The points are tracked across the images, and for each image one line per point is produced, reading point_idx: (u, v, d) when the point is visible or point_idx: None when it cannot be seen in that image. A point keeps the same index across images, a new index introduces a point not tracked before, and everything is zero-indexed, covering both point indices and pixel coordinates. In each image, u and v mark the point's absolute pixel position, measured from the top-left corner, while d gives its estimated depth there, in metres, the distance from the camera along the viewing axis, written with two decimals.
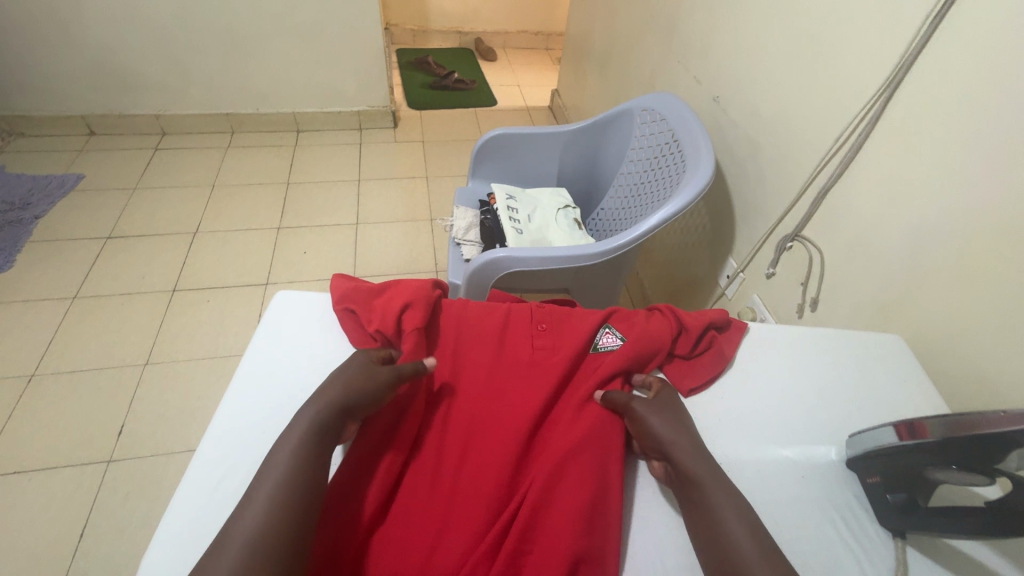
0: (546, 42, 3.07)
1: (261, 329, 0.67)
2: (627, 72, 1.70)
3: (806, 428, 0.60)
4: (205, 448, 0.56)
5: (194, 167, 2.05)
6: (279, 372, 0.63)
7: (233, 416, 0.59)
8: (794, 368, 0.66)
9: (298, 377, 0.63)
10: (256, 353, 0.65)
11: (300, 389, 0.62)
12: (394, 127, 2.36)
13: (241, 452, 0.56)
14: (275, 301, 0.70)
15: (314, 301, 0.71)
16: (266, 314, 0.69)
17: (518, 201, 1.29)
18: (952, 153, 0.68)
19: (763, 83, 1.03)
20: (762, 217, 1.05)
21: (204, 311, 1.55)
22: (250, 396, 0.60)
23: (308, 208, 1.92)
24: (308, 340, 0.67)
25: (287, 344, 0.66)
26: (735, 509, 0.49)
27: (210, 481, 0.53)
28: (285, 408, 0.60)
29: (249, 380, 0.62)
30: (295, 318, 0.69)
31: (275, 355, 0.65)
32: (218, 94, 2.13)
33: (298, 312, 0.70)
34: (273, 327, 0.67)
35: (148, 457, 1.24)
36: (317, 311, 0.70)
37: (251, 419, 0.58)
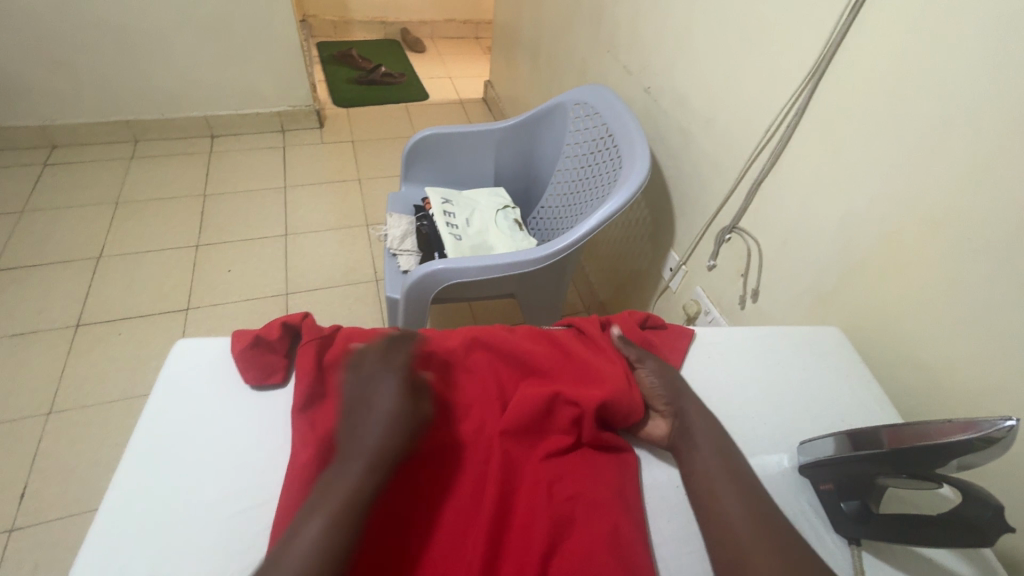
0: (476, 31, 2.98)
1: (156, 391, 0.57)
2: (558, 62, 1.66)
3: (757, 436, 0.59)
4: (83, 557, 0.45)
5: (93, 183, 1.84)
6: (181, 438, 0.53)
7: (122, 509, 0.48)
8: (741, 371, 0.65)
9: (202, 450, 0.53)
10: (153, 418, 0.55)
11: (203, 466, 0.52)
12: (320, 127, 2.22)
13: (134, 544, 0.47)
14: (174, 352, 0.60)
15: (223, 349, 0.61)
16: (163, 368, 0.59)
17: (455, 205, 1.23)
18: (878, 143, 0.69)
19: (692, 73, 1.02)
20: (700, 209, 1.05)
21: (116, 346, 1.39)
22: (150, 472, 0.51)
23: (230, 220, 1.77)
24: (215, 394, 0.57)
25: (188, 409, 0.56)
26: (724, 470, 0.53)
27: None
28: (190, 481, 0.51)
29: (144, 453, 0.52)
30: (197, 374, 0.58)
31: (175, 423, 0.55)
32: (114, 100, 1.91)
33: (202, 365, 0.59)
34: (173, 384, 0.57)
35: (59, 519, 1.10)
36: (225, 356, 0.60)
37: (144, 510, 0.49)
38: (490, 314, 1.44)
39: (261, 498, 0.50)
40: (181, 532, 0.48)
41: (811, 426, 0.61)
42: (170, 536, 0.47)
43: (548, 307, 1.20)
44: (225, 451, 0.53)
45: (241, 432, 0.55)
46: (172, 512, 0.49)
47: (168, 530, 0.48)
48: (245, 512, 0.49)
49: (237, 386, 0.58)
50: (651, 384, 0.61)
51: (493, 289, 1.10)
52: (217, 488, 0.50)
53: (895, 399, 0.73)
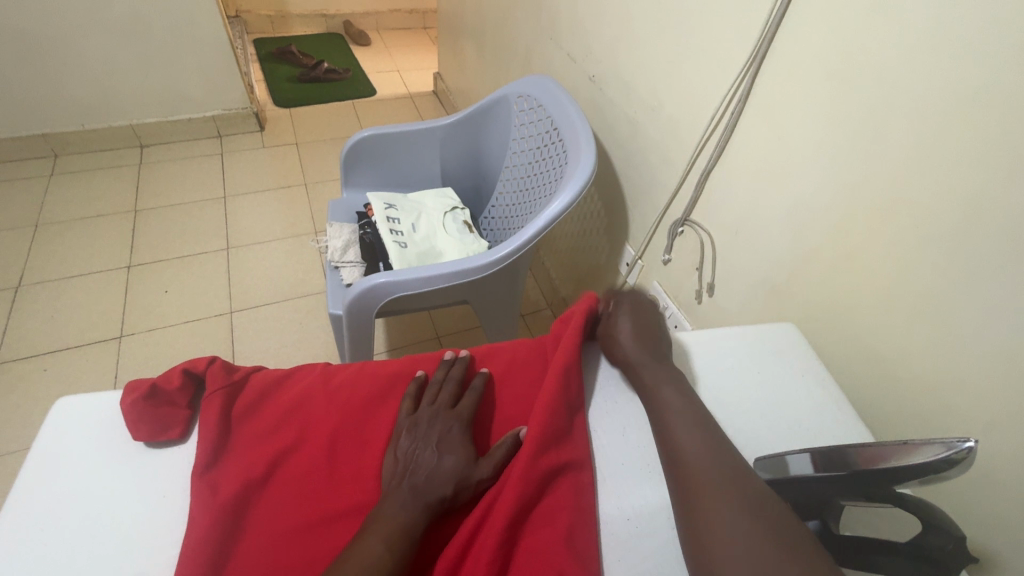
0: (422, 20, 2.87)
1: (30, 462, 0.49)
2: (502, 51, 1.60)
3: None
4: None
5: (7, 205, 1.69)
6: (55, 521, 0.46)
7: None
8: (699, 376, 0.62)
9: (83, 530, 0.45)
10: (23, 498, 0.47)
11: (84, 551, 0.44)
12: (261, 130, 2.09)
13: None
14: (53, 415, 0.52)
15: (113, 405, 0.53)
16: (39, 436, 0.51)
17: (399, 210, 1.16)
18: (824, 131, 0.66)
19: (635, 60, 0.97)
20: (651, 201, 1.01)
21: (40, 384, 1.28)
22: (15, 565, 0.43)
23: (165, 237, 1.65)
24: (102, 462, 0.49)
25: (68, 480, 0.48)
26: (695, 436, 0.51)
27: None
28: (64, 572, 0.43)
29: (10, 543, 0.44)
30: (79, 437, 0.51)
31: (51, 500, 0.47)
32: (24, 113, 1.75)
33: (85, 424, 0.52)
34: (49, 455, 0.49)
35: None
36: (115, 413, 0.53)
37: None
38: (447, 319, 1.38)
39: None
40: None
41: (769, 434, 0.58)
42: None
43: (504, 312, 1.15)
44: (111, 530, 0.46)
45: (131, 502, 0.48)
46: None
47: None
48: None
49: (130, 448, 0.51)
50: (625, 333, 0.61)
51: (444, 297, 1.04)
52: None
53: (853, 394, 0.71)
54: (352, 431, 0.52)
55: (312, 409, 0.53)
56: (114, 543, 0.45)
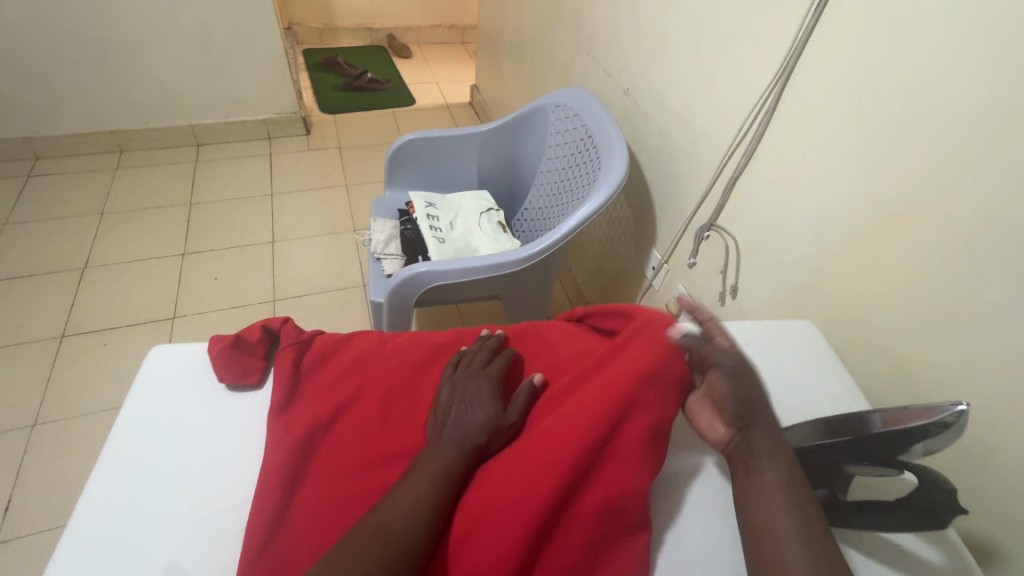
0: (462, 36, 3.00)
1: (132, 395, 0.57)
2: (540, 65, 1.68)
3: None
4: (55, 562, 0.46)
5: (77, 194, 1.83)
6: (153, 446, 0.53)
7: (96, 512, 0.49)
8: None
9: (177, 452, 0.53)
10: (128, 425, 0.55)
11: (176, 468, 0.52)
12: (306, 134, 2.22)
13: (106, 549, 0.47)
14: (150, 360, 0.60)
15: (199, 354, 0.61)
16: (138, 377, 0.59)
17: (438, 208, 1.23)
18: (847, 141, 0.70)
19: (668, 75, 1.03)
20: (680, 208, 1.06)
21: (100, 357, 1.38)
22: (123, 479, 0.51)
23: (216, 229, 1.77)
24: (192, 401, 0.57)
25: (162, 411, 0.56)
26: (791, 487, 0.48)
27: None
28: (164, 487, 0.51)
29: (118, 460, 0.52)
30: (171, 378, 0.59)
31: (149, 426, 0.55)
32: (97, 111, 1.91)
33: (176, 367, 0.60)
34: (148, 391, 0.57)
35: (44, 532, 1.09)
36: (201, 362, 0.61)
37: (117, 513, 0.49)
38: (477, 316, 1.44)
39: (232, 500, 0.51)
40: (152, 536, 0.48)
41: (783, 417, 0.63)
42: (143, 541, 0.48)
43: (532, 309, 1.21)
44: (198, 453, 0.53)
45: (214, 433, 0.55)
46: (144, 520, 0.49)
47: (142, 535, 0.48)
48: (219, 516, 0.50)
49: (212, 389, 0.58)
50: (723, 392, 0.54)
51: (478, 290, 1.11)
52: (192, 493, 0.51)
53: (871, 393, 0.74)
54: (398, 386, 0.59)
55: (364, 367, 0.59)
56: (204, 467, 0.53)
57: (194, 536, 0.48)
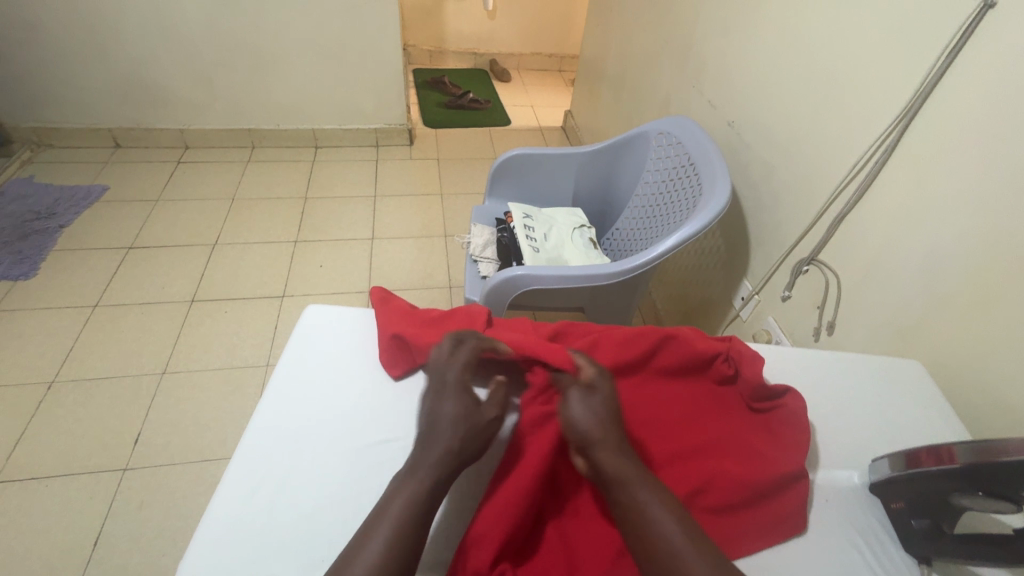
0: (559, 64, 3.14)
1: (291, 346, 0.69)
2: (641, 94, 1.74)
3: (829, 451, 0.64)
4: (234, 465, 0.57)
5: (215, 180, 2.10)
6: (309, 383, 0.65)
7: (265, 427, 0.60)
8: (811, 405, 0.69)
9: (327, 392, 0.64)
10: (289, 363, 0.67)
11: (323, 408, 0.63)
12: (410, 144, 2.40)
13: (273, 458, 0.58)
14: (306, 314, 0.72)
15: (344, 317, 0.73)
16: (297, 326, 0.71)
17: (535, 220, 1.30)
18: (973, 185, 0.69)
19: (778, 109, 1.05)
20: (777, 241, 1.06)
21: (221, 322, 1.57)
22: (285, 405, 0.62)
23: (325, 221, 1.96)
24: (339, 353, 0.69)
25: (315, 362, 0.67)
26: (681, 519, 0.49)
27: (239, 496, 0.55)
28: (316, 417, 0.62)
29: (281, 390, 0.64)
30: (324, 331, 0.71)
31: (304, 371, 0.66)
32: (240, 111, 2.19)
33: (325, 328, 0.71)
34: (305, 339, 0.70)
35: (162, 466, 1.25)
36: (346, 323, 0.73)
37: (281, 431, 0.60)
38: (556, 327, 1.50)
39: (368, 441, 0.60)
40: (308, 454, 0.58)
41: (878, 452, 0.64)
42: (301, 456, 0.58)
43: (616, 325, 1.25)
44: (342, 400, 0.64)
45: (353, 385, 0.66)
46: (301, 440, 0.60)
47: (300, 451, 0.59)
48: (359, 449, 0.59)
49: (353, 349, 0.69)
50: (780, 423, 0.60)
51: (565, 299, 1.16)
52: (338, 426, 0.61)
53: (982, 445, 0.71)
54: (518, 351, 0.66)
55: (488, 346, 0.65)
56: (347, 407, 0.63)
57: (337, 465, 0.58)
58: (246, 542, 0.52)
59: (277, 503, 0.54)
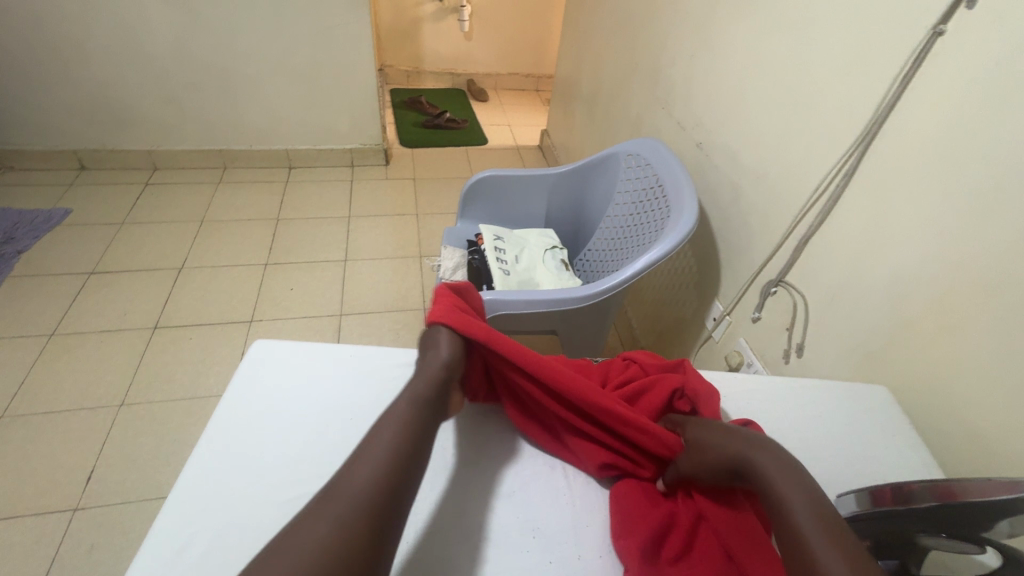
0: (536, 84, 3.17)
1: (234, 385, 0.65)
2: (613, 114, 1.75)
3: None
4: (161, 519, 0.53)
5: (184, 201, 2.05)
6: (251, 426, 0.62)
7: (198, 475, 0.56)
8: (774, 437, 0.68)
9: (270, 435, 0.61)
10: (231, 404, 0.64)
11: (265, 452, 0.59)
12: (386, 164, 2.39)
13: (205, 510, 0.54)
14: (254, 351, 0.70)
15: (292, 353, 0.70)
16: (243, 364, 0.68)
17: (506, 242, 1.29)
18: (933, 208, 0.69)
19: (744, 131, 1.06)
20: (746, 262, 1.06)
21: (185, 349, 1.51)
22: (223, 451, 0.59)
23: (297, 243, 1.92)
24: (285, 392, 0.66)
25: (259, 402, 0.64)
26: (815, 513, 0.50)
27: (166, 555, 0.50)
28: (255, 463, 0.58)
29: (221, 434, 0.60)
30: (270, 369, 0.68)
31: (249, 411, 0.63)
32: (211, 132, 2.15)
33: (273, 365, 0.68)
34: (250, 378, 0.67)
35: (116, 505, 1.18)
36: (295, 359, 0.70)
37: (216, 479, 0.56)
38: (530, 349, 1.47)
39: (311, 489, 0.57)
40: (244, 504, 0.55)
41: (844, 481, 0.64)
42: (237, 506, 0.55)
43: (589, 347, 1.23)
44: (284, 444, 0.60)
45: (299, 427, 0.62)
46: (238, 489, 0.56)
47: (236, 501, 0.55)
48: (300, 498, 0.56)
49: (301, 388, 0.66)
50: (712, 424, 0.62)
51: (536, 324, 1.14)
52: (278, 472, 0.58)
53: (952, 471, 0.70)
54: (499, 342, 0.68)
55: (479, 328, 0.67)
56: (290, 451, 0.60)
57: (276, 517, 0.54)
58: None
59: (209, 561, 0.50)
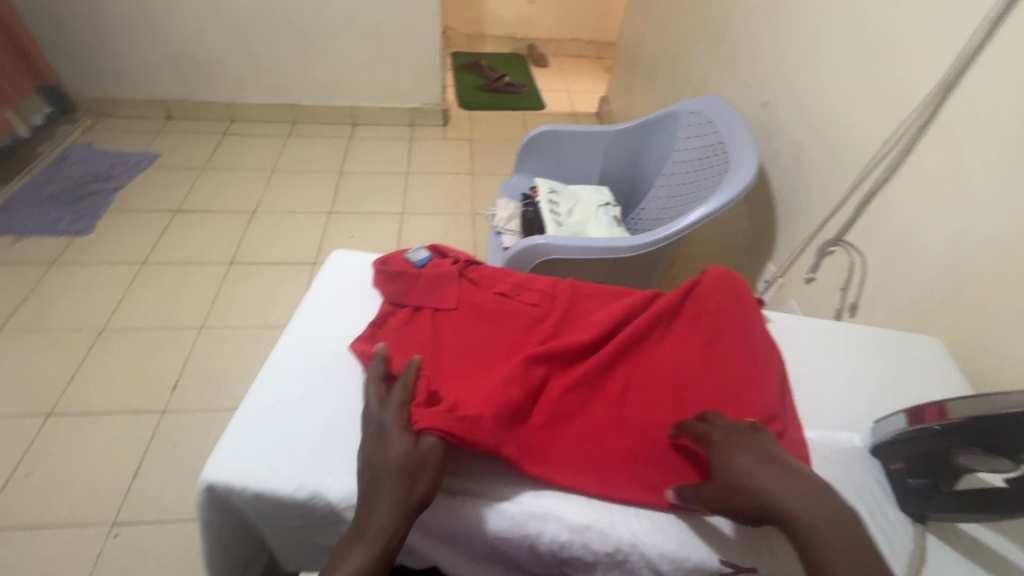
0: (598, 51, 3.12)
1: (313, 287, 0.74)
2: (676, 77, 1.72)
3: (835, 414, 0.64)
4: (260, 381, 0.61)
5: (257, 152, 2.19)
6: (332, 316, 0.69)
7: (289, 350, 0.65)
8: (805, 387, 0.66)
9: (348, 324, 0.69)
10: (314, 299, 0.72)
11: (344, 336, 0.67)
12: (444, 125, 2.44)
13: (295, 378, 0.61)
14: (333, 259, 0.78)
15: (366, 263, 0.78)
16: (324, 268, 0.77)
17: (560, 195, 1.32)
18: (1008, 160, 0.67)
19: (812, 88, 1.03)
20: (804, 222, 1.04)
21: (256, 284, 1.65)
22: (308, 333, 0.67)
23: (358, 194, 2.02)
24: (359, 292, 0.73)
25: (336, 299, 0.72)
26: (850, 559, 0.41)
27: (264, 409, 0.58)
28: (336, 345, 0.66)
29: (307, 320, 0.69)
30: (347, 274, 0.76)
31: (329, 305, 0.71)
32: (284, 87, 2.27)
33: (345, 273, 0.76)
34: (331, 279, 0.75)
35: (197, 411, 1.33)
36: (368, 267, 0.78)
37: (303, 354, 0.64)
38: None
39: None
40: (327, 375, 0.62)
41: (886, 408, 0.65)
42: (321, 377, 0.62)
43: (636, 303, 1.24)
44: (359, 332, 0.68)
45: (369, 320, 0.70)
46: (321, 363, 0.63)
47: (320, 371, 0.62)
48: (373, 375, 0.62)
49: (368, 292, 0.73)
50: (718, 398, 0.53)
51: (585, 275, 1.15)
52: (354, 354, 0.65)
53: None
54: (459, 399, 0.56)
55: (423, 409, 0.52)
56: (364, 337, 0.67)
57: (351, 389, 0.61)
58: (264, 449, 0.54)
59: (299, 416, 0.57)
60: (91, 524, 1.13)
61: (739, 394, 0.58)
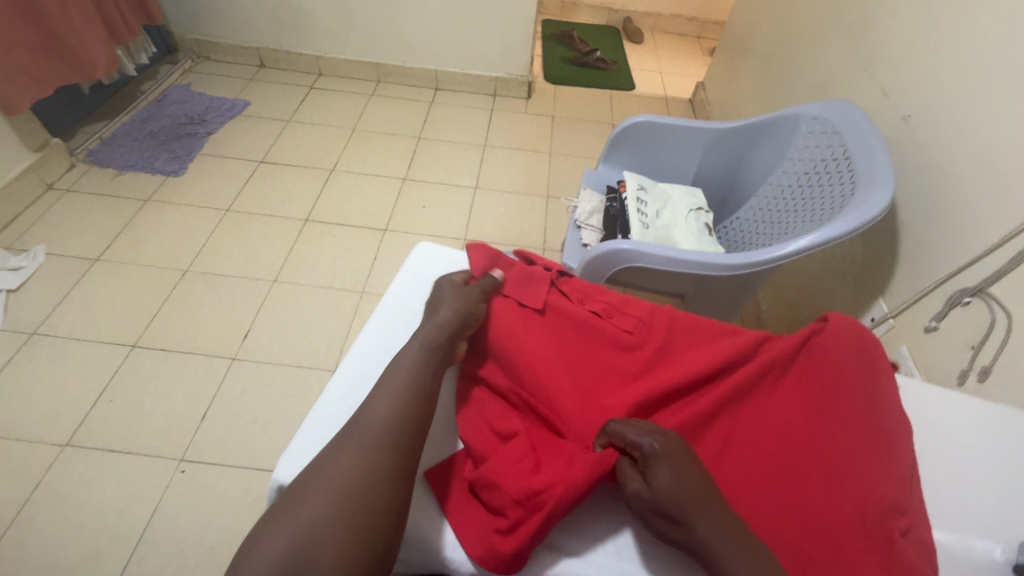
0: (699, 29, 2.88)
1: (398, 278, 0.80)
2: (793, 72, 1.54)
3: (972, 515, 0.59)
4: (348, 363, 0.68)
5: (341, 109, 2.20)
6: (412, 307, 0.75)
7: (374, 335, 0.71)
8: (938, 478, 0.62)
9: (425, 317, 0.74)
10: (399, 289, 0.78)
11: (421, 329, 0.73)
12: (527, 98, 2.35)
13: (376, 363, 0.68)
14: (418, 250, 0.84)
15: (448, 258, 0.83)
16: (409, 259, 0.82)
17: (649, 193, 1.22)
18: None
19: (971, 108, 0.87)
20: (933, 263, 0.92)
21: (328, 244, 1.67)
22: (391, 322, 0.73)
23: (433, 163, 1.99)
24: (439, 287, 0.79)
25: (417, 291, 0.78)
26: None
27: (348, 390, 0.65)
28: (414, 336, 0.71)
29: (390, 309, 0.75)
30: (429, 267, 0.81)
31: (411, 297, 0.77)
32: (372, 45, 2.25)
33: (427, 267, 0.82)
34: (414, 271, 0.81)
35: (264, 362, 1.38)
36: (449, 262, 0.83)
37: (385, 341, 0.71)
38: None
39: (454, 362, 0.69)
40: None
41: None
42: None
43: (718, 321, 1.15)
44: None
45: None
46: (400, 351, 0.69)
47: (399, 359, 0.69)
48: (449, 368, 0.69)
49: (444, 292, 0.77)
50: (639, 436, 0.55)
51: (667, 283, 1.08)
52: None
53: None
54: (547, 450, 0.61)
55: (518, 473, 0.56)
56: None
57: None
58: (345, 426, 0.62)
59: None
60: (162, 455, 1.21)
61: (854, 469, 0.54)
